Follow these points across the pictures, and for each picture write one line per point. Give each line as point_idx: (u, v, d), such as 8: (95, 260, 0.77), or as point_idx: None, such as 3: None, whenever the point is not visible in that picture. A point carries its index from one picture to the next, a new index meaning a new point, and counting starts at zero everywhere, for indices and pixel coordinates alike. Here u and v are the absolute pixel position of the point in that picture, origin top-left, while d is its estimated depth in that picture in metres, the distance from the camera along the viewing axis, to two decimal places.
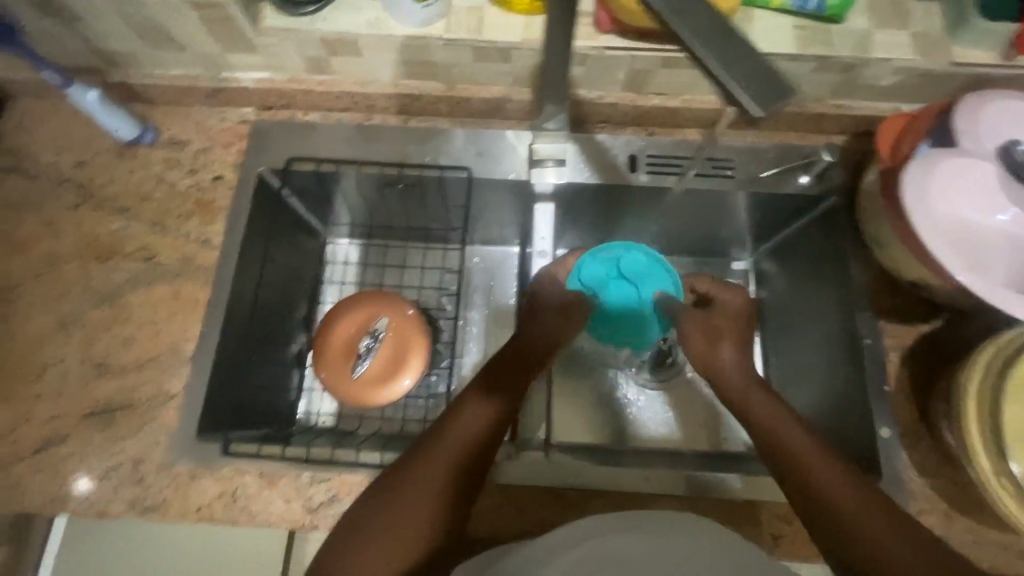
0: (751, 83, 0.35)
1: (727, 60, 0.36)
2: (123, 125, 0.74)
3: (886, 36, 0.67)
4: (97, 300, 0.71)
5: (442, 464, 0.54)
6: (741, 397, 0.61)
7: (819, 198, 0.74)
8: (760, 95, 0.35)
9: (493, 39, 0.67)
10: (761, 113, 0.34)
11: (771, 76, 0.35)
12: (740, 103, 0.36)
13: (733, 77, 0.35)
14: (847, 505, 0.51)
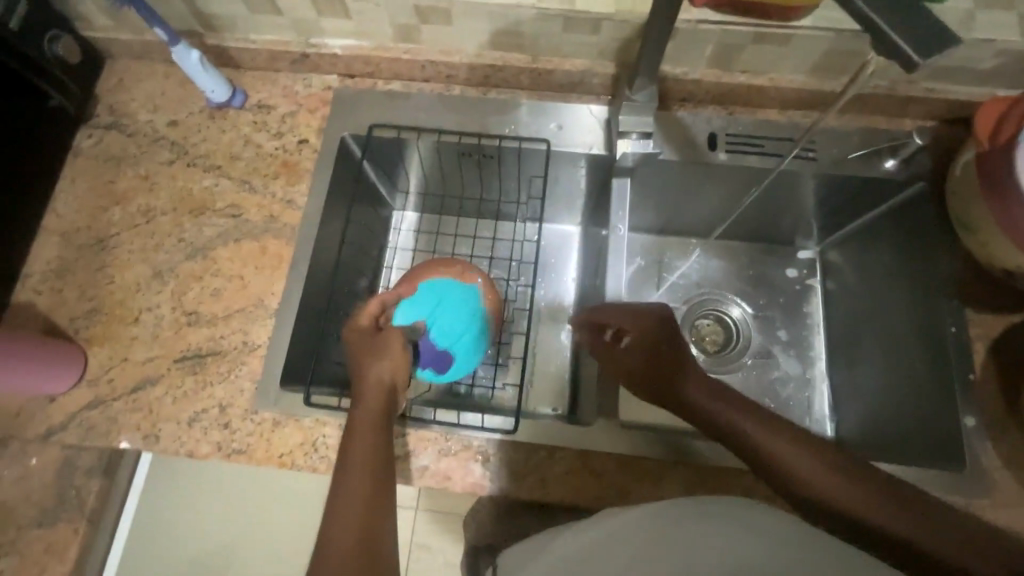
0: (912, 34, 0.37)
1: (891, 11, 0.37)
2: (217, 85, 0.77)
3: (994, 16, 0.65)
4: (189, 252, 0.74)
5: (374, 446, 0.57)
6: (697, 404, 0.62)
7: (903, 184, 0.73)
8: (920, 45, 0.37)
9: (586, 9, 0.68)
10: (915, 64, 0.37)
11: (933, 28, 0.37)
12: (895, 50, 0.38)
13: (896, 31, 0.37)
14: (801, 473, 0.54)
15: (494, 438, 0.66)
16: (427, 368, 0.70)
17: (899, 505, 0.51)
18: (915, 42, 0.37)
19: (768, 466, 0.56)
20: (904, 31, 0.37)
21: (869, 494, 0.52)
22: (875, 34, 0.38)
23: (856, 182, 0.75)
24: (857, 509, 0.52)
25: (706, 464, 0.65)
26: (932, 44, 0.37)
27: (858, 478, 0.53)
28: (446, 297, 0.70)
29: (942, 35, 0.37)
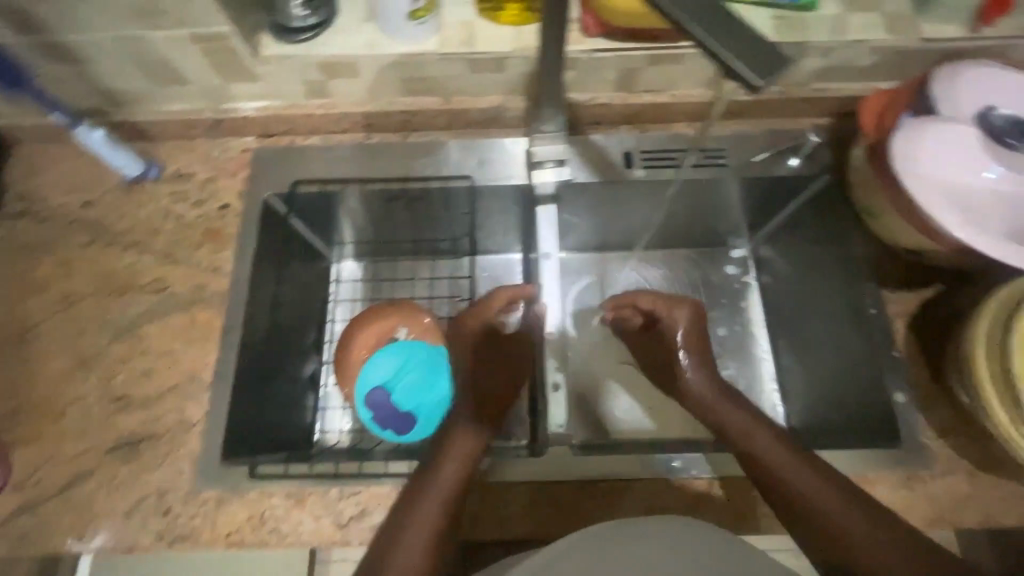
0: (748, 57, 0.39)
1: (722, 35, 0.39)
2: (128, 161, 0.76)
3: (861, 18, 0.70)
4: (115, 334, 0.72)
5: (443, 500, 0.60)
6: (705, 405, 0.68)
7: (810, 178, 0.77)
8: (755, 66, 0.38)
9: (487, 51, 0.70)
10: (757, 84, 0.38)
11: (762, 49, 0.39)
12: (735, 76, 0.39)
13: (735, 56, 0.39)
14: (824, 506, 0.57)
15: None
16: (388, 428, 0.71)
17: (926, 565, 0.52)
18: (752, 64, 0.38)
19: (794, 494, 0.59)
20: (741, 56, 0.39)
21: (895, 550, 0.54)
22: (717, 62, 0.39)
23: (767, 183, 0.78)
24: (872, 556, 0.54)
25: (659, 478, 0.65)
26: (765, 65, 0.38)
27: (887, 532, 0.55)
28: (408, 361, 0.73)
29: (773, 57, 0.39)
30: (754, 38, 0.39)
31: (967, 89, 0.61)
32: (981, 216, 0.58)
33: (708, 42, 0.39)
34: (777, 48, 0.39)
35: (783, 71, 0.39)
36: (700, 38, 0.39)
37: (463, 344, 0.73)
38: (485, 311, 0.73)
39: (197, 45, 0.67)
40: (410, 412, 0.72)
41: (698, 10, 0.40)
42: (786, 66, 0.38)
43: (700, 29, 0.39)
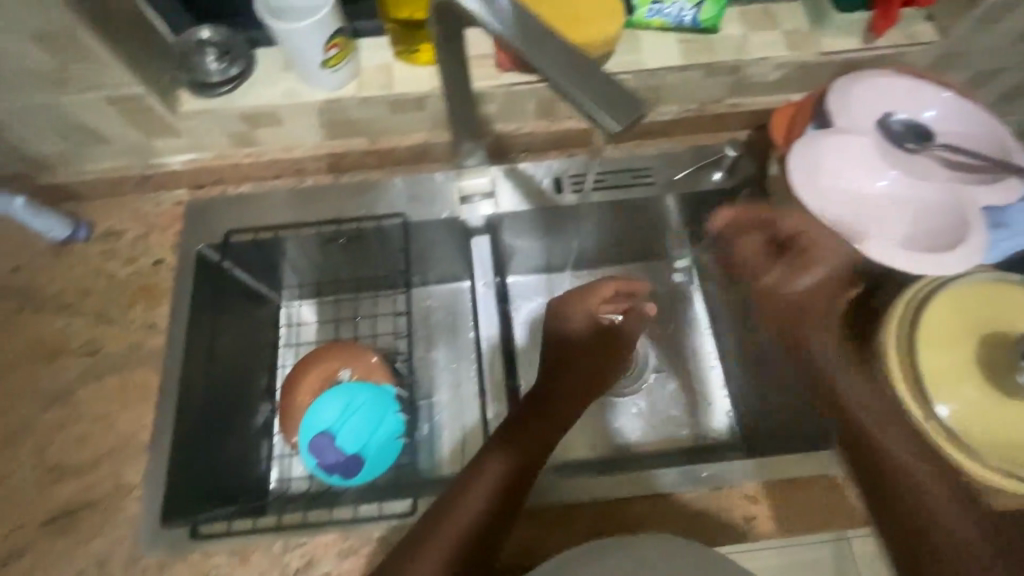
0: (607, 104, 0.37)
1: (578, 78, 0.38)
2: (55, 224, 0.75)
3: (761, 37, 0.73)
4: (47, 401, 0.70)
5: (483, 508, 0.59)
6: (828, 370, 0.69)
7: (734, 190, 0.79)
8: (613, 112, 0.37)
9: (404, 92, 0.71)
10: (615, 130, 0.37)
11: (620, 93, 0.38)
12: (596, 122, 0.38)
13: (594, 103, 0.37)
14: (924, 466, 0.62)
15: (393, 524, 0.64)
16: (334, 474, 0.70)
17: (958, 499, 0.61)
18: (610, 110, 0.37)
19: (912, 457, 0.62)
20: (600, 102, 0.37)
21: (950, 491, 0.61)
22: (577, 109, 0.38)
23: (695, 197, 0.80)
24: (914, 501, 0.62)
25: (604, 499, 0.65)
26: (624, 111, 0.37)
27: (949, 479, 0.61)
28: (351, 402, 0.72)
29: (632, 103, 0.37)
30: (613, 84, 0.38)
31: (861, 100, 0.64)
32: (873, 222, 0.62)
33: (567, 91, 0.38)
34: (637, 94, 0.38)
35: (642, 120, 0.38)
36: (559, 87, 0.38)
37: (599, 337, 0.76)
38: (575, 316, 0.76)
39: (113, 106, 0.67)
40: (357, 453, 0.71)
41: (557, 57, 0.39)
42: (644, 112, 0.37)
43: (559, 76, 0.38)
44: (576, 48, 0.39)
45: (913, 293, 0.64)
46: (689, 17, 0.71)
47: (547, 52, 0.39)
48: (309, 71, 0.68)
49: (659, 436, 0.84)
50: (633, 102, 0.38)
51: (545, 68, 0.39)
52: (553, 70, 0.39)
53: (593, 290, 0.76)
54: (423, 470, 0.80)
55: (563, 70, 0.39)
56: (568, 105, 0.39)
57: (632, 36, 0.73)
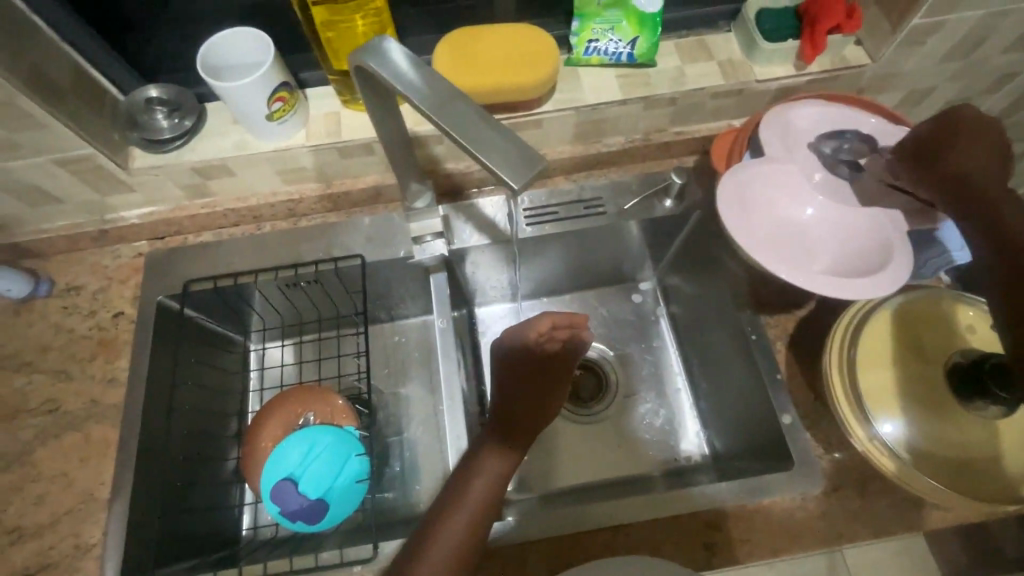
0: (508, 163, 0.41)
1: (484, 140, 0.42)
2: (14, 283, 0.75)
3: (697, 68, 0.75)
4: (5, 463, 0.70)
5: (483, 503, 0.57)
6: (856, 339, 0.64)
7: (684, 215, 0.81)
8: (513, 170, 0.40)
9: (352, 138, 0.73)
10: (515, 189, 0.39)
11: (520, 151, 0.41)
12: (500, 180, 0.41)
13: (497, 163, 0.41)
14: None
15: (355, 571, 0.64)
16: (297, 520, 0.70)
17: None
18: (510, 169, 0.40)
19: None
20: (502, 162, 0.41)
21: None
22: (485, 168, 0.42)
23: (647, 223, 0.82)
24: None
25: (577, 531, 0.64)
26: (524, 170, 0.40)
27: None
28: (312, 447, 0.72)
29: (531, 161, 0.41)
30: (516, 143, 0.42)
31: (788, 128, 0.66)
32: (804, 249, 0.61)
33: (474, 153, 0.42)
34: (537, 151, 0.41)
35: (543, 173, 0.41)
36: (465, 150, 0.42)
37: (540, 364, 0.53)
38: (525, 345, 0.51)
39: (63, 167, 0.69)
40: (320, 498, 0.69)
41: (463, 120, 0.43)
42: (541, 165, 0.40)
43: (466, 139, 0.42)
44: (482, 113, 0.43)
45: (850, 312, 0.65)
46: (625, 53, 0.73)
47: (457, 115, 0.44)
48: (256, 125, 0.70)
49: (630, 459, 0.84)
50: (533, 158, 0.41)
51: (449, 132, 0.43)
52: (460, 134, 0.43)
53: (524, 323, 0.50)
54: (398, 507, 0.80)
55: (469, 135, 0.42)
56: (477, 165, 0.42)
57: (571, 73, 0.75)
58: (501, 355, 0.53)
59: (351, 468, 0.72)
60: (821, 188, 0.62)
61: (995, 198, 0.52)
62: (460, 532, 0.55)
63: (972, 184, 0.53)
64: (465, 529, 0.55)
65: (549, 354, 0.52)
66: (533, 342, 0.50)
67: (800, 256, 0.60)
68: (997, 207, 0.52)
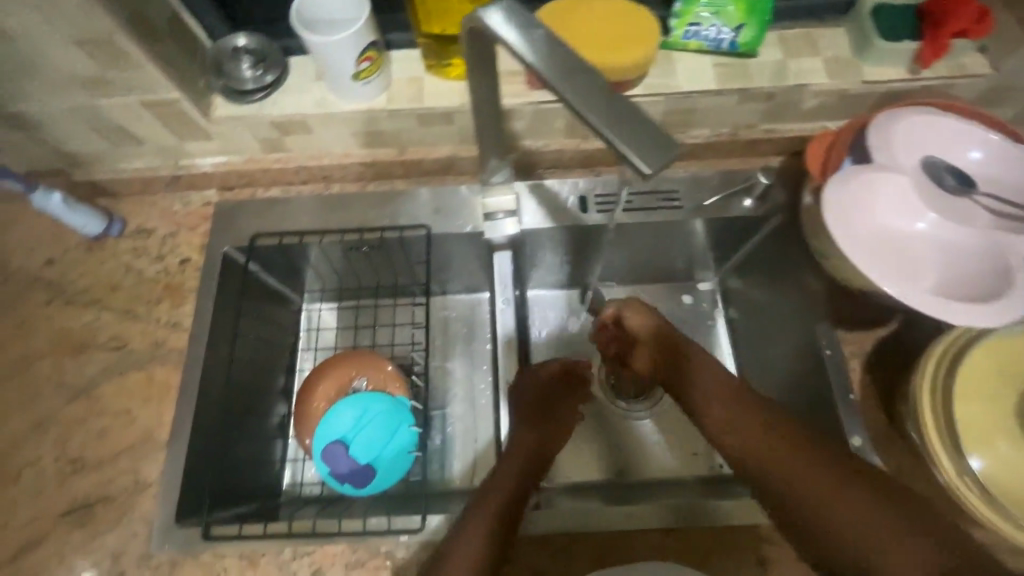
0: (638, 145, 0.37)
1: (612, 117, 0.38)
2: (89, 221, 0.77)
3: (801, 63, 0.71)
4: (72, 394, 0.72)
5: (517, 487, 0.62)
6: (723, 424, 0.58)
7: (765, 217, 0.77)
8: (645, 154, 0.36)
9: (434, 105, 0.72)
10: (646, 173, 0.36)
11: (650, 131, 0.37)
12: (628, 163, 0.37)
13: (626, 144, 0.37)
14: (841, 520, 0.48)
15: (403, 540, 0.64)
16: (346, 482, 0.70)
17: (923, 528, 0.47)
18: (643, 152, 0.36)
19: (831, 517, 0.49)
20: (632, 143, 0.37)
21: (884, 515, 0.48)
22: (611, 149, 0.38)
23: (723, 223, 0.78)
24: (843, 533, 0.48)
25: (631, 528, 0.64)
26: (655, 153, 0.36)
27: (905, 508, 0.48)
28: (365, 413, 0.72)
29: (663, 144, 0.37)
30: (644, 122, 0.38)
31: (901, 136, 0.61)
32: (911, 265, 0.57)
33: (600, 131, 0.38)
34: (670, 134, 0.37)
35: (675, 158, 0.37)
36: (589, 125, 0.39)
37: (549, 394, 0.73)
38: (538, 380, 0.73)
39: (148, 109, 0.69)
40: (369, 464, 0.70)
41: (589, 93, 0.39)
42: (674, 150, 0.36)
43: (591, 114, 0.38)
44: (611, 86, 0.39)
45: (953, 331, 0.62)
46: (727, 41, 0.69)
47: (580, 86, 0.40)
48: (340, 83, 0.69)
49: (673, 462, 0.82)
50: (663, 141, 0.37)
51: (575, 105, 0.39)
52: (587, 108, 0.39)
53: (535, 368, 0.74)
54: (435, 481, 0.80)
55: (597, 109, 0.38)
56: (601, 144, 0.39)
57: (666, 57, 0.72)
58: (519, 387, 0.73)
59: (403, 439, 0.72)
60: (933, 203, 0.58)
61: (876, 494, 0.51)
62: (493, 513, 0.59)
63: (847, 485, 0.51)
64: (484, 529, 0.57)
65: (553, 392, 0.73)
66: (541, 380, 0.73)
67: (906, 271, 0.57)
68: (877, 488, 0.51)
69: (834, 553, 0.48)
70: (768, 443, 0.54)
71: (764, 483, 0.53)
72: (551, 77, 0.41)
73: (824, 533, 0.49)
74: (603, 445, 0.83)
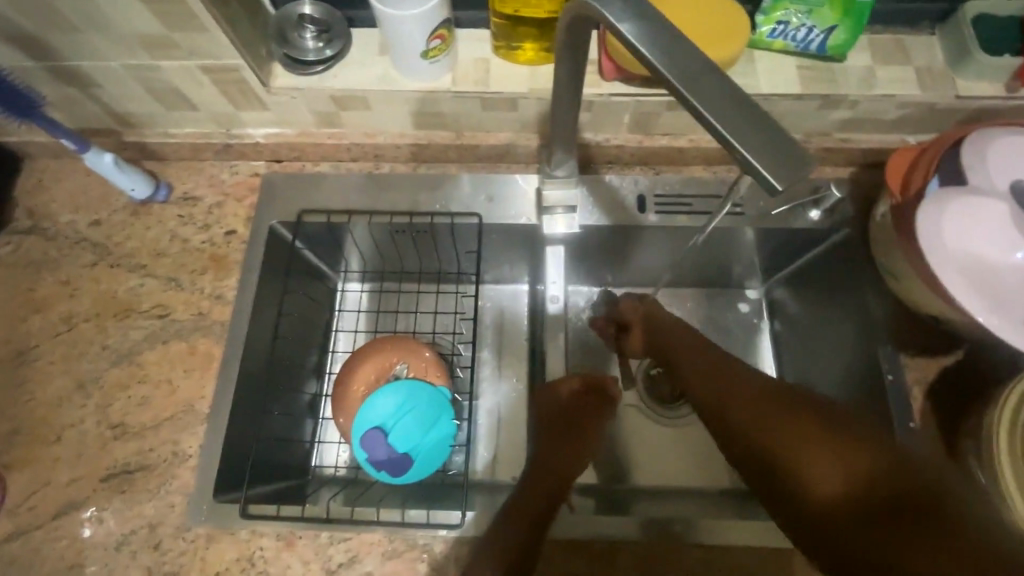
0: (771, 157, 0.35)
1: (745, 126, 0.36)
2: (137, 184, 0.75)
3: (888, 73, 0.68)
4: (114, 359, 0.71)
5: (544, 496, 0.61)
6: (709, 398, 0.60)
7: (830, 231, 0.73)
8: (779, 168, 0.35)
9: (500, 90, 0.70)
10: (777, 188, 0.35)
11: (784, 143, 0.36)
12: (756, 174, 0.36)
13: (757, 156, 0.35)
14: (768, 433, 0.54)
15: (440, 534, 0.63)
16: (383, 470, 0.69)
17: (845, 441, 0.50)
18: (774, 164, 0.35)
19: (760, 431, 0.54)
20: (765, 155, 0.35)
21: (809, 430, 0.52)
22: (738, 160, 0.36)
23: (785, 234, 0.75)
24: (769, 443, 0.53)
25: (671, 541, 0.63)
26: (788, 167, 0.35)
27: (831, 426, 0.52)
28: (406, 402, 0.70)
29: (797, 157, 0.35)
30: (777, 131, 0.36)
31: (999, 157, 0.58)
32: (1010, 296, 0.54)
33: (727, 140, 0.37)
34: (802, 145, 0.36)
35: (809, 174, 0.35)
36: (715, 132, 0.37)
37: (575, 407, 0.69)
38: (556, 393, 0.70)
39: (209, 75, 0.67)
40: (407, 454, 0.69)
41: (718, 99, 0.38)
42: (810, 166, 0.35)
43: (722, 123, 0.37)
44: (743, 93, 0.38)
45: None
46: (816, 43, 0.66)
47: (706, 89, 0.38)
48: (408, 61, 0.67)
49: (708, 472, 0.79)
50: (797, 154, 0.35)
51: (703, 112, 0.37)
52: (716, 114, 0.37)
53: (550, 387, 0.70)
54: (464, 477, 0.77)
55: (727, 116, 0.37)
56: (726, 151, 0.37)
57: (747, 56, 0.69)
58: (541, 405, 0.70)
59: (444, 430, 0.70)
60: None
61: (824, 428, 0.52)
62: (521, 521, 0.59)
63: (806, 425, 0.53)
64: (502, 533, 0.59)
65: (573, 408, 0.69)
66: (559, 394, 0.69)
67: (1004, 303, 0.53)
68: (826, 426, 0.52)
69: (763, 460, 0.54)
70: (719, 378, 0.60)
71: (714, 410, 0.59)
72: (675, 82, 0.38)
73: (756, 446, 0.54)
74: (645, 449, 0.80)
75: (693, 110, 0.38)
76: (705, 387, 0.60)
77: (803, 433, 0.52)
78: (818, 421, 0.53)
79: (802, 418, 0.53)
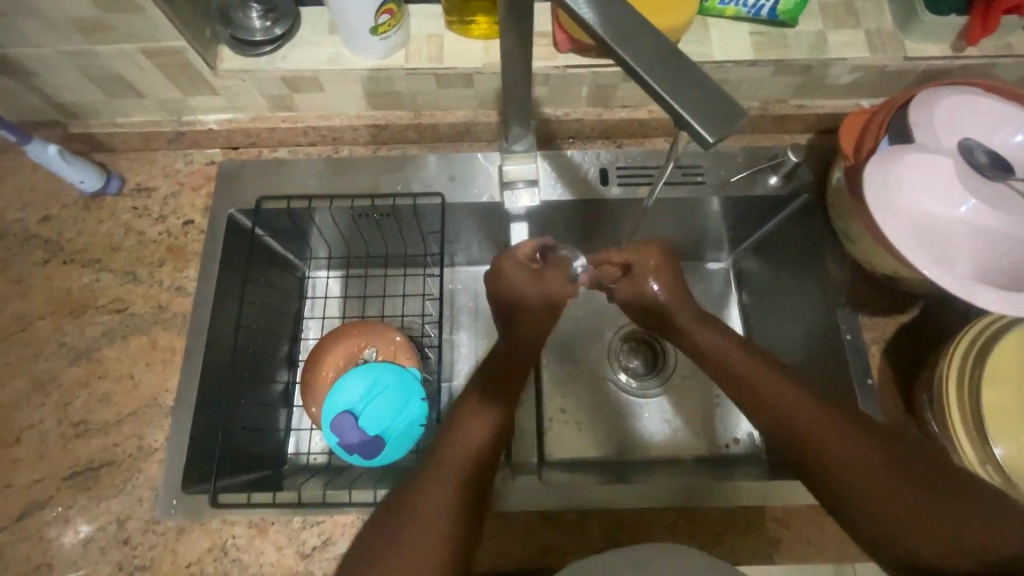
0: (704, 112, 0.36)
1: (676, 83, 0.37)
2: (87, 176, 0.73)
3: (839, 37, 0.69)
4: (72, 357, 0.70)
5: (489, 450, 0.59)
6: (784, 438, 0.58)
7: (788, 198, 0.74)
8: (710, 122, 0.36)
9: (455, 66, 0.69)
10: (710, 141, 0.35)
11: (716, 97, 0.36)
12: (690, 131, 0.36)
13: (690, 111, 0.36)
14: (888, 506, 0.51)
15: None
16: (355, 454, 0.68)
17: (945, 502, 0.49)
18: (707, 119, 0.36)
19: (861, 494, 0.52)
20: (697, 111, 0.36)
21: (914, 492, 0.51)
22: (673, 116, 0.37)
23: (745, 202, 0.75)
24: (870, 510, 0.52)
25: (643, 508, 0.64)
26: (721, 121, 0.36)
27: (925, 485, 0.51)
28: (377, 383, 0.70)
29: (727, 111, 0.36)
30: (708, 89, 0.37)
31: (946, 115, 0.59)
32: (950, 251, 0.55)
33: (662, 97, 0.37)
34: (734, 100, 0.36)
35: (739, 126, 0.36)
36: (652, 90, 0.37)
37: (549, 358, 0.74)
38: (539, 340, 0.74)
39: (151, 58, 0.65)
40: (379, 436, 0.68)
41: (650, 56, 0.38)
42: (740, 117, 0.35)
43: (655, 80, 0.37)
44: (675, 50, 0.38)
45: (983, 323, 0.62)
46: (767, 9, 0.66)
47: (638, 47, 0.38)
48: (358, 38, 0.66)
49: (681, 441, 0.79)
50: (726, 108, 0.36)
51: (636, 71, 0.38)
52: (649, 72, 0.37)
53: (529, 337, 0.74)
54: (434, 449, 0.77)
55: (661, 75, 0.37)
56: (664, 109, 0.37)
57: (700, 24, 0.69)
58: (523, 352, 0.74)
59: (417, 410, 0.70)
60: (976, 187, 0.56)
61: (918, 488, 0.51)
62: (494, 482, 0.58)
63: (896, 484, 0.51)
64: (444, 491, 0.54)
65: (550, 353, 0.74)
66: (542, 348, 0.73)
67: (944, 258, 0.55)
68: (916, 478, 0.51)
69: (866, 528, 0.52)
70: (797, 426, 0.57)
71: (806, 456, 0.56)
72: (612, 40, 0.38)
73: (853, 512, 0.53)
74: (616, 423, 0.80)
75: (628, 71, 0.38)
76: (788, 433, 0.58)
77: (913, 489, 0.51)
78: (923, 477, 0.51)
79: (887, 477, 0.52)
